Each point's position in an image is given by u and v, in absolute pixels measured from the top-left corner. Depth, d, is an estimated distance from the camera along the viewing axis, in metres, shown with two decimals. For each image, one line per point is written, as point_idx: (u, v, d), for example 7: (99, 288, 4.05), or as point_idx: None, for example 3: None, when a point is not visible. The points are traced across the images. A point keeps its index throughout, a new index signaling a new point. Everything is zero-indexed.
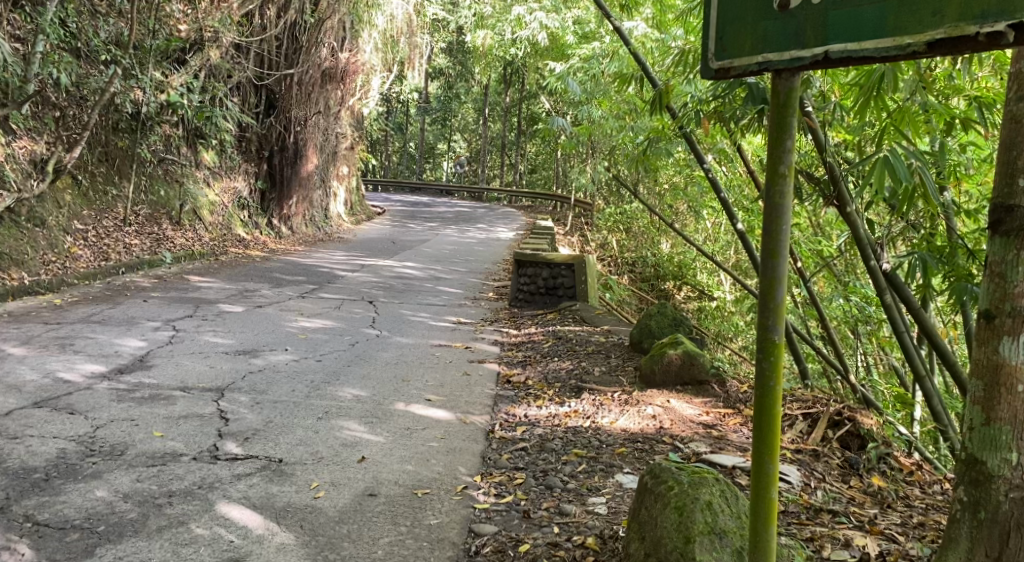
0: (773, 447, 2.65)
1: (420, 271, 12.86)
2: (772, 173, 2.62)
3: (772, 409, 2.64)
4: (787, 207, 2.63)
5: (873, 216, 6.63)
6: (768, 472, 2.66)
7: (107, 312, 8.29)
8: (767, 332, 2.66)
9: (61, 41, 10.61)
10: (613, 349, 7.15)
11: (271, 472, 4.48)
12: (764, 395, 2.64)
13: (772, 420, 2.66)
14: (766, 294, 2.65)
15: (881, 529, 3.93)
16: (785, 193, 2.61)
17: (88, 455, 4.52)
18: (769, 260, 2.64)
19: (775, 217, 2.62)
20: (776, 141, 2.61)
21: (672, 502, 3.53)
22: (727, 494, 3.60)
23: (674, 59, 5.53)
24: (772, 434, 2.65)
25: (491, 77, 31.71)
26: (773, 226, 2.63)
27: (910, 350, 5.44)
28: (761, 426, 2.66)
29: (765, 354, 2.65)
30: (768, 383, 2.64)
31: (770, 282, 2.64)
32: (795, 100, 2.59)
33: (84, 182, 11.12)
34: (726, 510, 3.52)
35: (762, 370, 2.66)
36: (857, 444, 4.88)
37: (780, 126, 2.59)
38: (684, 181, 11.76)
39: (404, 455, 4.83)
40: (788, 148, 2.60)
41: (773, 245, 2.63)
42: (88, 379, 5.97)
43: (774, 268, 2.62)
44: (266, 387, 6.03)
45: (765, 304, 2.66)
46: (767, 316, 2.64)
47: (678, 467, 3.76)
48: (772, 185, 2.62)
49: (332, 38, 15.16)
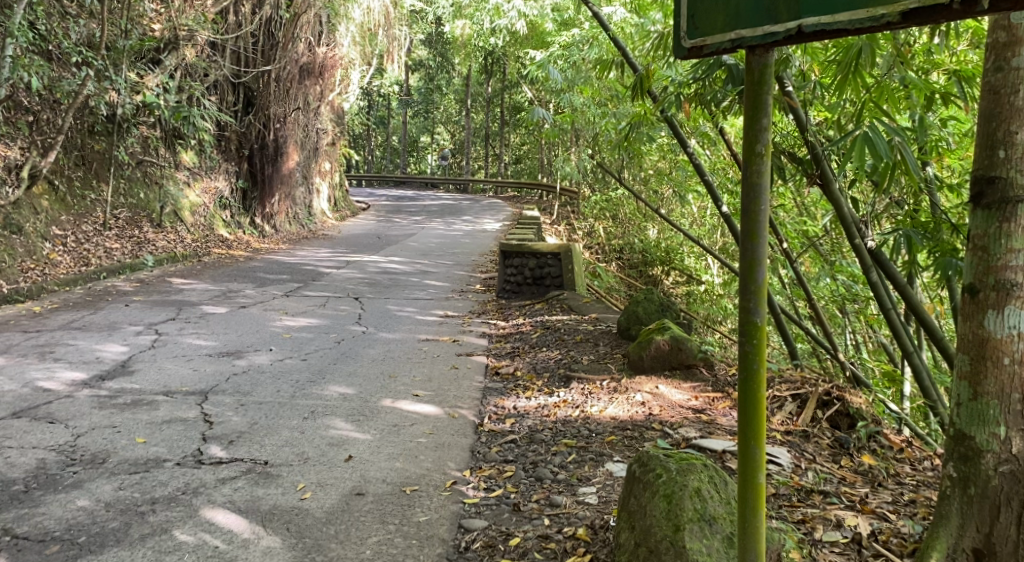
0: (758, 432, 2.62)
1: (407, 265, 12.80)
2: (750, 153, 2.58)
3: (757, 394, 2.61)
4: (765, 187, 2.58)
5: (858, 194, 6.62)
6: (755, 456, 2.63)
7: (88, 318, 8.20)
8: (749, 316, 2.62)
9: (32, 45, 10.44)
10: (602, 337, 7.10)
11: (256, 475, 4.42)
12: (747, 379, 2.61)
13: (757, 403, 2.62)
14: (747, 277, 2.62)
15: (873, 508, 3.89)
16: (763, 172, 2.57)
17: (69, 464, 4.45)
18: (749, 242, 2.60)
19: (754, 198, 2.58)
20: (753, 120, 2.56)
21: (661, 491, 3.49)
22: (716, 480, 3.56)
23: (653, 44, 5.48)
24: (757, 419, 2.62)
25: (472, 68, 31.67)
26: (752, 207, 2.58)
27: (897, 328, 5.43)
28: (746, 411, 2.63)
29: (748, 337, 2.62)
30: (752, 366, 2.61)
31: (750, 264, 2.60)
32: (769, 77, 2.54)
33: (62, 187, 11.03)
34: (715, 496, 3.48)
35: (745, 353, 2.63)
36: (847, 423, 4.85)
37: (756, 104, 2.54)
38: (669, 166, 11.72)
39: (391, 453, 4.77)
40: (764, 127, 2.55)
41: (752, 226, 2.58)
42: (69, 387, 5.89)
43: (754, 250, 2.58)
44: (251, 388, 5.96)
45: (746, 286, 2.63)
46: (748, 298, 2.60)
47: (666, 454, 3.72)
48: (749, 165, 2.57)
49: (308, 33, 15.08)
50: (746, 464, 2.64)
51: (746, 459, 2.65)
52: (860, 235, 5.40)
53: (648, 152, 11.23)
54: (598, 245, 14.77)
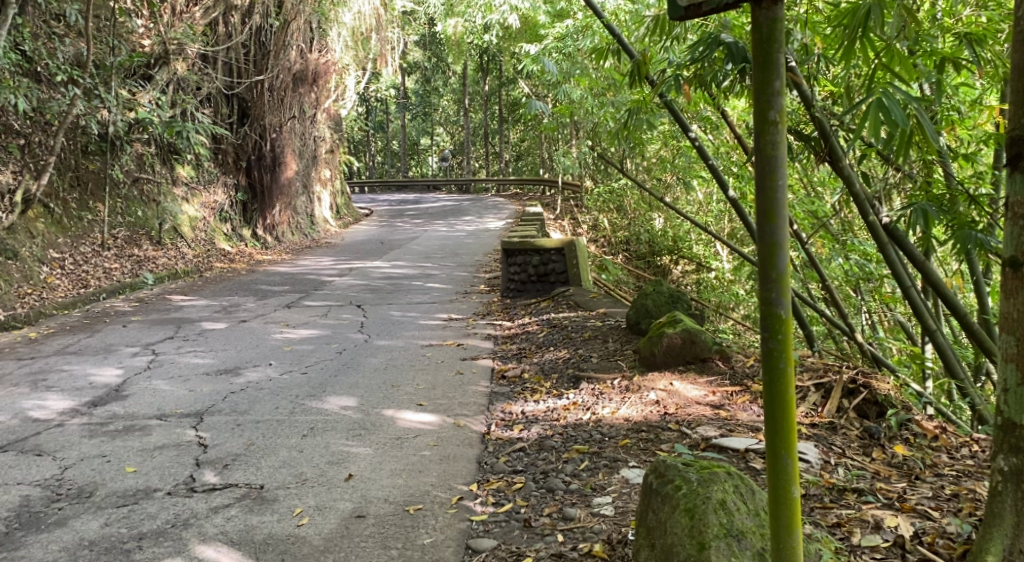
0: (788, 440, 2.37)
1: (411, 269, 12.54)
2: (762, 120, 2.35)
3: (785, 397, 2.36)
4: (782, 158, 2.34)
5: (868, 169, 6.33)
6: (787, 468, 2.38)
7: (85, 341, 7.95)
8: (771, 307, 2.38)
9: (16, 67, 10.15)
10: (611, 333, 6.83)
11: (252, 501, 4.19)
12: (773, 380, 2.37)
13: (786, 405, 2.37)
14: (767, 263, 2.37)
15: (914, 506, 3.62)
16: (778, 142, 2.33)
17: (54, 500, 4.24)
18: (766, 223, 2.35)
19: (770, 171, 2.34)
20: (764, 84, 2.33)
21: (682, 505, 3.23)
22: (743, 489, 3.29)
23: (649, 27, 5.24)
24: (788, 426, 2.36)
25: (468, 67, 31.36)
26: (768, 182, 2.35)
27: (918, 307, 5.18)
28: (774, 418, 2.37)
29: (772, 332, 2.37)
30: (779, 366, 2.36)
31: (771, 248, 2.36)
32: (779, 35, 2.31)
33: (57, 209, 10.84)
34: (742, 508, 3.21)
35: (769, 351, 2.38)
36: (876, 412, 4.54)
37: (767, 65, 2.30)
38: (673, 153, 11.43)
39: (394, 469, 4.52)
40: (778, 90, 2.32)
41: (770, 204, 2.34)
42: (60, 415, 5.65)
43: (773, 233, 2.35)
44: (248, 407, 5.70)
45: (767, 273, 2.38)
46: (770, 288, 2.36)
47: (686, 462, 3.44)
48: (762, 136, 2.33)
49: (299, 40, 14.83)
50: (778, 476, 2.40)
51: (777, 471, 2.40)
52: (873, 210, 5.12)
53: (650, 140, 10.93)
54: (604, 238, 14.52)
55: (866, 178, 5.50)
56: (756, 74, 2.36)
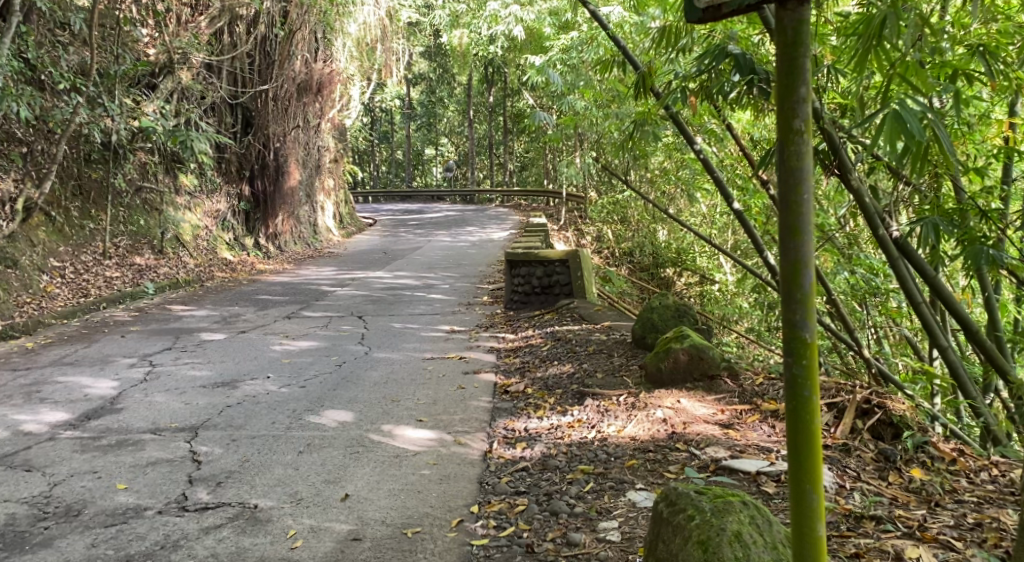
0: (813, 474, 2.30)
1: (413, 280, 12.40)
2: (787, 129, 2.25)
3: (811, 426, 2.29)
4: (807, 169, 2.26)
5: (877, 183, 6.19)
6: (812, 503, 2.31)
7: (82, 351, 7.83)
8: (796, 331, 2.30)
9: (20, 75, 10.06)
10: (616, 348, 6.68)
11: (245, 521, 4.06)
12: (797, 408, 2.29)
13: (810, 435, 2.30)
14: (791, 283, 2.29)
15: (935, 536, 3.48)
16: (804, 152, 2.25)
17: (40, 519, 4.11)
18: (791, 240, 2.27)
19: (795, 183, 2.25)
20: (789, 90, 2.25)
21: (695, 537, 3.09)
22: (760, 520, 3.14)
23: (655, 37, 5.11)
24: (813, 460, 2.29)
25: (474, 78, 31.24)
26: (793, 196, 2.27)
27: (929, 323, 5.05)
28: (799, 449, 2.30)
29: (796, 357, 2.30)
30: (803, 394, 2.29)
31: (794, 266, 2.28)
32: (805, 37, 2.23)
33: (59, 218, 10.73)
34: (759, 540, 3.07)
35: (793, 377, 2.30)
36: (891, 433, 4.40)
37: (794, 69, 2.22)
38: (677, 166, 11.31)
39: (392, 489, 4.38)
40: (803, 97, 2.24)
41: (795, 222, 2.26)
42: (52, 428, 5.52)
43: (798, 250, 2.26)
44: (244, 421, 5.56)
45: (791, 293, 2.30)
46: (795, 310, 2.28)
47: (699, 490, 3.30)
48: (786, 146, 2.24)
49: (304, 50, 14.75)
50: (802, 512, 2.32)
51: (801, 506, 2.32)
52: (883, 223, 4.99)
53: (654, 152, 10.80)
54: (609, 250, 14.40)
55: (875, 190, 5.37)
56: (781, 78, 2.27)
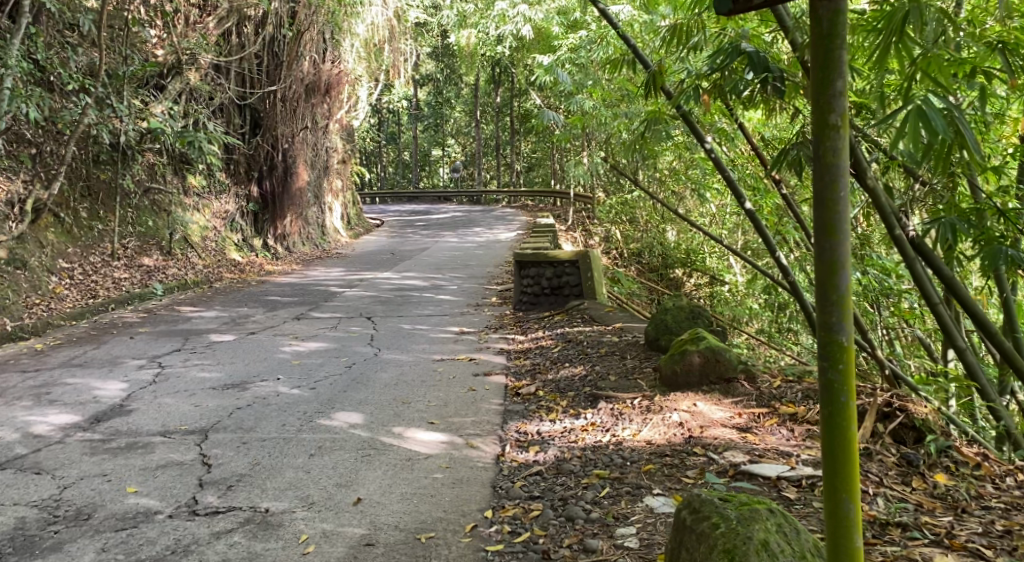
0: (850, 483, 2.29)
1: (422, 281, 12.35)
2: (824, 125, 2.25)
3: (847, 433, 2.28)
4: (843, 167, 2.25)
5: (891, 183, 6.10)
6: (848, 513, 2.30)
7: (91, 353, 7.79)
8: (832, 334, 2.29)
9: (28, 75, 10.05)
10: (628, 349, 6.61)
11: (256, 525, 4.01)
12: (833, 415, 2.29)
13: (847, 442, 2.29)
14: (827, 284, 2.28)
15: (964, 543, 3.41)
16: (841, 149, 2.24)
17: (50, 523, 4.06)
18: (827, 240, 2.26)
19: (831, 181, 2.24)
20: (824, 83, 2.24)
21: (719, 545, 3.03)
22: (786, 528, 3.07)
23: (666, 36, 5.05)
24: (851, 469, 2.29)
25: (481, 78, 31.18)
26: (829, 195, 2.26)
27: (947, 325, 4.96)
28: (835, 457, 2.29)
29: (832, 362, 2.30)
30: (840, 399, 2.28)
31: (830, 267, 2.27)
32: (841, 30, 2.22)
33: (68, 219, 10.71)
34: (786, 549, 3.00)
35: (830, 382, 2.30)
36: (913, 438, 4.32)
37: (830, 63, 2.21)
38: (686, 165, 11.24)
39: (405, 493, 4.32)
40: (840, 91, 2.24)
41: (831, 222, 2.25)
42: (61, 431, 5.48)
43: (835, 251, 2.25)
44: (254, 424, 5.51)
45: (826, 295, 2.29)
46: (832, 313, 2.27)
47: (723, 497, 3.24)
48: (822, 141, 2.24)
49: (312, 51, 14.70)
50: (838, 522, 2.31)
51: (837, 515, 2.31)
52: (900, 223, 4.90)
53: (664, 151, 10.72)
54: (617, 250, 14.34)
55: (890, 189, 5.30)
56: (815, 71, 2.26)
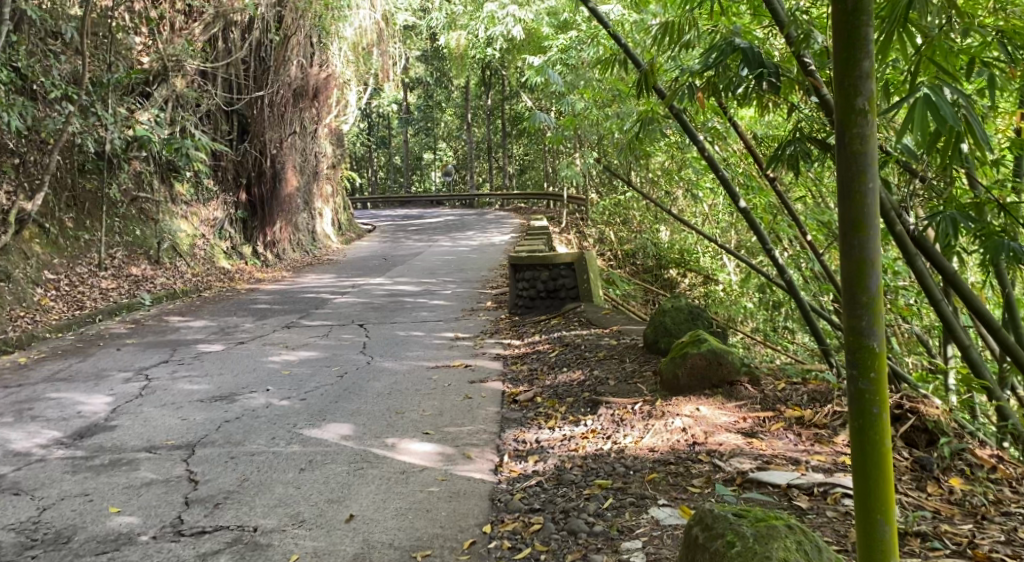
0: (885, 504, 2.24)
1: (414, 286, 12.18)
2: (849, 110, 2.20)
3: (880, 447, 2.23)
4: (870, 154, 2.21)
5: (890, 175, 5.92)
6: (884, 535, 2.25)
7: (76, 366, 7.60)
8: (863, 339, 2.25)
9: (11, 83, 9.83)
10: (626, 353, 6.46)
11: (244, 546, 3.84)
12: (864, 428, 2.24)
13: (880, 456, 2.24)
14: (857, 287, 2.24)
15: (987, 553, 3.27)
16: (867, 136, 2.20)
17: (27, 547, 3.88)
18: (856, 235, 2.22)
19: (859, 172, 2.21)
20: (850, 64, 2.21)
21: None
22: (807, 545, 2.92)
23: (656, 34, 4.88)
24: (884, 489, 2.23)
25: (470, 81, 31.02)
26: (857, 186, 2.21)
27: (949, 320, 4.78)
28: (869, 473, 2.24)
29: (863, 371, 2.25)
30: (873, 411, 2.23)
31: (859, 265, 2.23)
32: (866, 9, 2.18)
33: (53, 230, 10.51)
34: None
35: (860, 392, 2.25)
36: (925, 440, 4.19)
37: (855, 43, 2.17)
38: (679, 164, 11.11)
39: (399, 508, 4.16)
40: (865, 74, 2.20)
41: (858, 215, 2.21)
42: (43, 448, 5.29)
43: (865, 247, 2.21)
44: (243, 437, 5.33)
45: (855, 298, 2.25)
46: (862, 314, 2.23)
47: (738, 512, 3.09)
48: (848, 127, 2.20)
49: (300, 55, 14.50)
50: (873, 544, 2.26)
51: (872, 537, 2.26)
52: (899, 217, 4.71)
53: (658, 150, 10.58)
54: (611, 251, 14.19)
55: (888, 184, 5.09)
56: (841, 53, 2.22)
